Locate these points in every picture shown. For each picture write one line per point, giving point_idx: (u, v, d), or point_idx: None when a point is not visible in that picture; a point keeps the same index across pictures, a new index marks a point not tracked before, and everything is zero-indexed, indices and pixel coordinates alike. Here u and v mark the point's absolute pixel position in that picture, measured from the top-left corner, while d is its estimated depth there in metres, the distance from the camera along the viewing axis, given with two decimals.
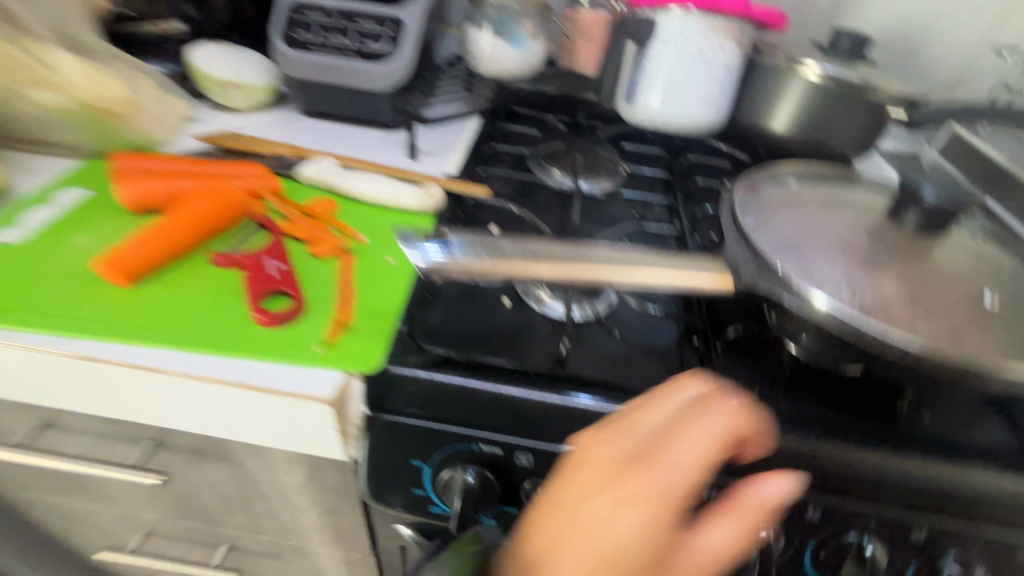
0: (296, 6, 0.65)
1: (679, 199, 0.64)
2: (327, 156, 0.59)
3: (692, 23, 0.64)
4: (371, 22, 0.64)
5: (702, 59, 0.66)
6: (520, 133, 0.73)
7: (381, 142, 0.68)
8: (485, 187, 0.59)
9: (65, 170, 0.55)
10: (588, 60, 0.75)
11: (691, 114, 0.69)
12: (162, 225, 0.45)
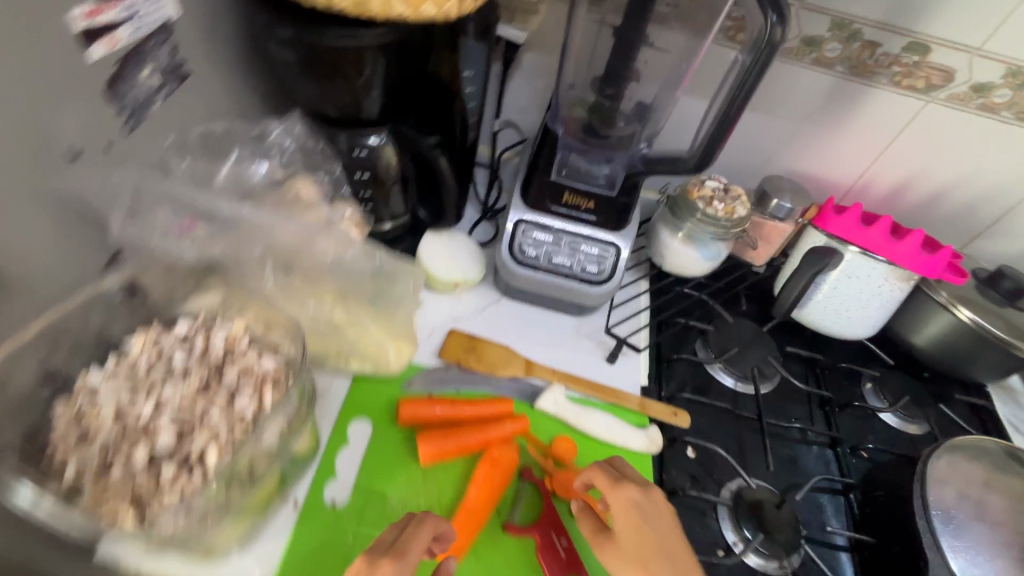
0: (522, 223, 0.69)
1: (833, 424, 0.74)
2: (553, 380, 0.67)
3: (878, 267, 0.72)
4: (591, 248, 0.69)
5: (881, 297, 0.74)
6: (687, 327, 0.79)
7: (578, 341, 0.75)
8: (685, 416, 0.69)
9: (342, 393, 0.62)
10: (761, 257, 0.82)
11: (852, 331, 0.78)
12: (469, 501, 0.55)
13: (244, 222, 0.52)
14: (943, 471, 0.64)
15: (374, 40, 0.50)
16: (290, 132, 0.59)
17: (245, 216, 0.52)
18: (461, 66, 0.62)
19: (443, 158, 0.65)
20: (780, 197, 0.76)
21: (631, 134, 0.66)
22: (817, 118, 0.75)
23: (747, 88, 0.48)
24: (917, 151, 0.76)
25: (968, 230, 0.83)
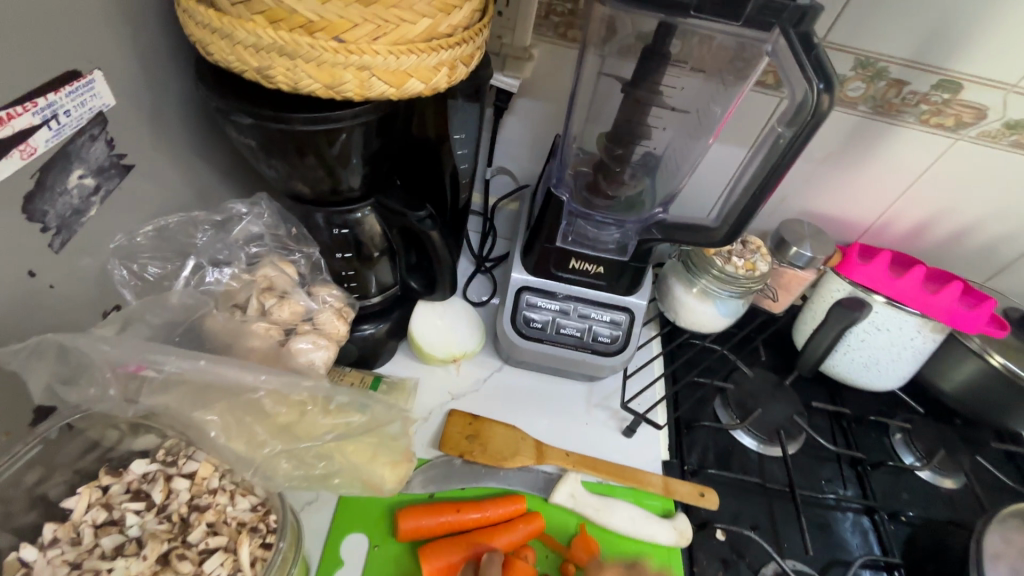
0: (524, 291, 0.63)
1: (868, 487, 0.68)
2: (565, 464, 0.60)
3: (910, 320, 0.66)
4: (602, 315, 0.63)
5: (907, 348, 0.69)
6: (704, 386, 0.74)
7: (591, 413, 0.68)
8: (715, 496, 0.61)
9: (332, 504, 0.55)
10: (780, 305, 0.77)
11: (881, 383, 0.73)
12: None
13: (194, 373, 0.41)
14: (996, 546, 0.58)
15: (353, 121, 0.44)
16: (258, 219, 0.55)
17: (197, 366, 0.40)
18: (451, 129, 0.58)
19: (435, 231, 0.56)
20: (800, 244, 0.69)
21: (641, 194, 0.61)
22: (833, 158, 0.70)
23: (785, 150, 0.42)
24: (941, 188, 0.71)
25: (994, 266, 0.78)
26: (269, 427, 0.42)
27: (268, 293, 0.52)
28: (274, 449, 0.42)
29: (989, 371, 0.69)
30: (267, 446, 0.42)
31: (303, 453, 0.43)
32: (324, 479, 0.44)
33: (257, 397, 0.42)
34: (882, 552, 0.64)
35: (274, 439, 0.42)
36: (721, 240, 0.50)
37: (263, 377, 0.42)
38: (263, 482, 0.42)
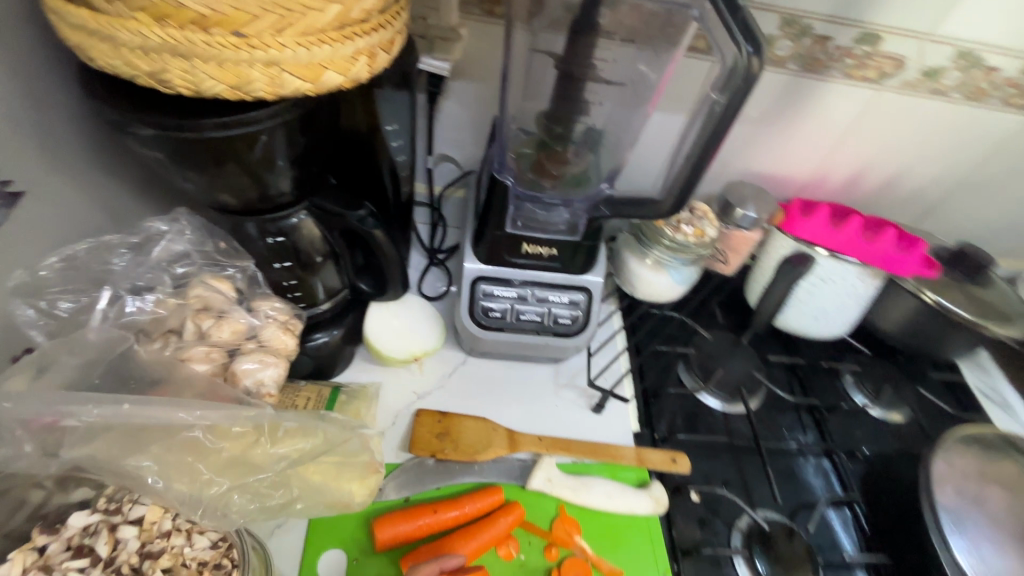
0: (479, 281, 0.61)
1: (826, 432, 0.72)
2: (538, 450, 0.60)
3: (852, 268, 0.69)
4: (560, 297, 0.62)
5: (851, 294, 0.71)
6: (666, 354, 0.75)
7: (560, 394, 0.68)
8: (685, 460, 0.63)
9: (302, 524, 0.53)
10: (731, 267, 0.79)
11: (830, 331, 0.76)
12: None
13: (117, 420, 0.38)
14: (943, 471, 0.62)
15: (271, 121, 0.40)
16: (180, 236, 0.51)
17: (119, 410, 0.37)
18: (382, 120, 0.55)
19: (378, 229, 0.53)
20: (744, 205, 0.71)
21: (586, 171, 0.60)
22: (768, 118, 0.72)
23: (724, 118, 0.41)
24: (870, 138, 0.73)
25: (921, 208, 0.82)
26: (213, 465, 0.40)
27: (201, 314, 0.49)
28: (225, 487, 0.40)
29: (925, 308, 0.73)
30: (215, 485, 0.40)
31: (256, 485, 0.42)
32: (286, 506, 0.43)
33: (200, 430, 0.39)
34: (843, 490, 0.67)
35: (223, 476, 0.40)
36: (668, 212, 0.50)
37: (199, 414, 0.39)
38: (218, 523, 0.40)
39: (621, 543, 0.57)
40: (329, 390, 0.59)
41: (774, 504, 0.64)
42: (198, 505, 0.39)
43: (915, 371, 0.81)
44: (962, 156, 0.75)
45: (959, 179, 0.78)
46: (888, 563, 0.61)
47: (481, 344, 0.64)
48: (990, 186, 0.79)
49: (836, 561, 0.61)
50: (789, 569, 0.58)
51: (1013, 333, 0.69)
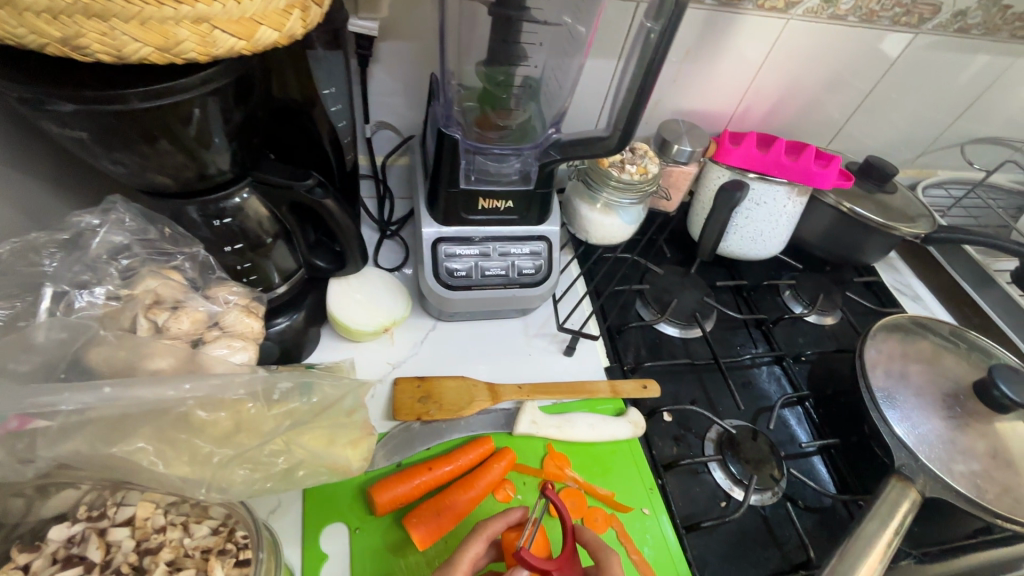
0: (440, 242, 0.61)
1: (773, 342, 0.79)
2: (519, 397, 0.62)
3: (780, 189, 0.75)
4: (521, 249, 0.63)
5: (782, 214, 0.78)
6: (625, 293, 0.78)
7: (532, 344, 0.70)
8: (656, 384, 0.67)
9: (298, 503, 0.53)
10: (673, 203, 0.84)
11: (767, 251, 0.82)
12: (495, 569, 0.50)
13: (102, 404, 0.36)
14: (874, 357, 0.69)
15: (202, 88, 0.38)
16: (119, 226, 0.49)
17: (102, 393, 0.36)
18: (318, 85, 0.53)
19: (329, 199, 0.52)
20: (680, 141, 0.75)
21: (530, 121, 0.61)
22: (692, 56, 0.75)
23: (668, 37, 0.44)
24: (782, 68, 0.79)
25: (830, 130, 0.90)
26: (209, 438, 0.39)
27: (155, 308, 0.47)
28: (223, 458, 0.39)
29: (844, 218, 0.80)
30: (215, 456, 0.39)
31: (256, 455, 0.41)
32: (289, 473, 0.42)
33: (186, 411, 0.38)
34: (794, 389, 0.74)
35: (224, 447, 0.39)
36: (615, 148, 0.52)
37: (188, 386, 0.38)
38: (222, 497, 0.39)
39: (610, 469, 0.61)
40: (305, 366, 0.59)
41: (737, 411, 0.70)
42: (199, 484, 0.38)
43: (840, 278, 0.90)
44: (862, 77, 0.82)
45: (861, 99, 0.86)
46: (838, 445, 0.68)
47: (448, 308, 0.64)
48: (887, 103, 0.87)
49: (795, 452, 0.68)
50: (757, 465, 0.63)
51: (918, 231, 0.79)
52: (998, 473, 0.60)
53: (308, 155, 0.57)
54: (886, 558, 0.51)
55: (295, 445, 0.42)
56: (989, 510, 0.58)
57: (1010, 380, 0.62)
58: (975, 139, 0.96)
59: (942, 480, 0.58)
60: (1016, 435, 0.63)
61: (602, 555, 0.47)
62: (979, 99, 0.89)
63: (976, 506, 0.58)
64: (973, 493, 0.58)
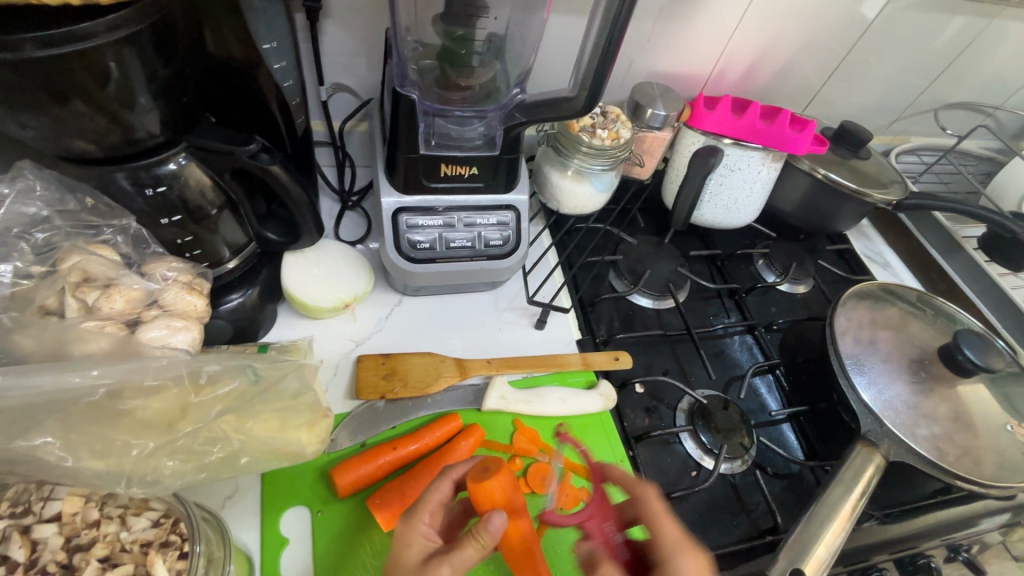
0: (400, 213, 0.57)
1: (747, 311, 0.78)
2: (487, 372, 0.60)
3: (755, 155, 0.73)
4: (487, 219, 0.60)
5: (756, 181, 0.76)
6: (598, 265, 0.77)
7: (502, 318, 0.68)
8: (628, 356, 0.66)
9: (255, 489, 0.51)
10: (647, 169, 0.81)
11: (741, 220, 0.81)
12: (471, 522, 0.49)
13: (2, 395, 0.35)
14: (844, 325, 0.69)
15: (110, 36, 0.34)
16: (29, 194, 0.45)
17: None
18: (256, 39, 0.48)
19: (275, 165, 0.48)
20: (654, 105, 0.71)
21: (495, 80, 0.58)
22: (666, 15, 0.72)
23: None
24: (758, 29, 0.76)
25: (807, 95, 0.88)
26: (126, 428, 0.38)
27: (85, 287, 0.43)
28: (149, 447, 0.38)
29: (819, 185, 0.79)
30: (136, 448, 0.37)
31: (187, 444, 0.39)
32: (229, 460, 0.41)
33: (89, 401, 0.37)
34: (766, 357, 0.74)
35: (146, 438, 0.38)
36: (581, 110, 0.49)
37: (98, 371, 0.38)
38: (152, 491, 0.38)
39: (581, 442, 0.60)
40: (257, 347, 0.55)
41: (708, 381, 0.70)
42: (120, 477, 0.37)
43: (813, 247, 0.89)
44: (840, 38, 0.80)
45: (838, 62, 0.84)
46: (807, 412, 0.68)
47: (412, 282, 0.61)
48: (863, 66, 0.85)
49: (765, 421, 0.69)
50: (728, 434, 0.63)
51: (891, 198, 0.78)
52: (959, 436, 0.61)
53: (252, 118, 0.53)
54: (850, 522, 0.51)
55: (228, 438, 0.41)
56: (952, 473, 0.59)
57: (973, 345, 0.63)
58: (949, 104, 0.95)
59: (908, 444, 0.59)
60: (977, 398, 0.64)
61: (639, 493, 0.45)
62: (954, 62, 0.88)
63: (939, 469, 0.59)
64: (936, 456, 0.59)
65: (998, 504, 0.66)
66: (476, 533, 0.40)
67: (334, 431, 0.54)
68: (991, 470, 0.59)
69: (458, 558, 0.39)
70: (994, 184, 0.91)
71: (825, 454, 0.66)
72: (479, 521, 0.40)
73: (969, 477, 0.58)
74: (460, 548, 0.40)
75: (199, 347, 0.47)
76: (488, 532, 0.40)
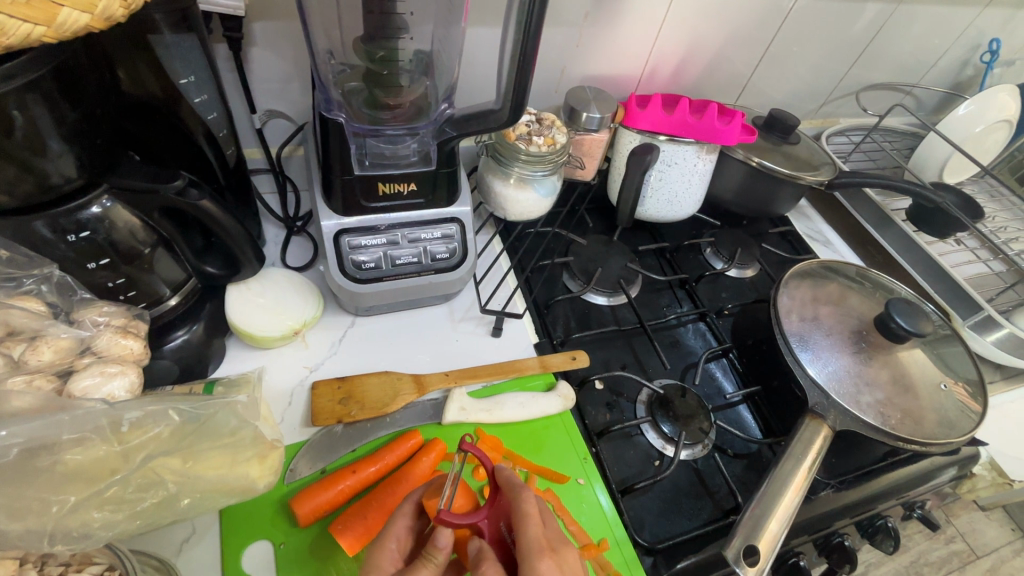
0: (343, 234, 0.57)
1: (698, 299, 0.81)
2: (445, 385, 0.61)
3: (689, 148, 0.76)
4: (432, 233, 0.60)
5: (693, 173, 0.78)
6: (551, 269, 0.78)
7: (458, 329, 0.68)
8: (584, 355, 0.67)
9: (213, 529, 0.49)
10: (590, 171, 0.83)
11: (684, 212, 0.83)
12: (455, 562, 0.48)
13: None
14: (788, 304, 0.72)
15: (6, 86, 0.33)
16: None
17: None
18: (172, 74, 0.47)
19: (205, 200, 0.47)
20: (588, 109, 0.73)
21: (424, 96, 0.59)
22: (592, 19, 0.74)
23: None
24: (681, 28, 0.79)
25: (737, 86, 0.92)
26: (47, 485, 0.37)
27: (9, 341, 0.43)
28: (71, 502, 0.37)
29: (754, 172, 0.82)
30: (57, 504, 0.37)
31: (118, 493, 0.39)
32: (169, 502, 0.41)
33: (10, 461, 0.36)
34: (718, 343, 0.77)
35: (68, 492, 0.37)
36: (508, 120, 0.50)
37: (8, 432, 0.36)
38: (80, 546, 0.37)
39: (545, 445, 0.61)
40: (205, 386, 0.54)
41: (665, 370, 0.72)
42: (41, 536, 0.36)
43: (757, 231, 0.93)
44: (761, 30, 0.84)
45: (763, 53, 0.88)
46: (760, 392, 0.71)
47: (363, 303, 0.61)
48: (786, 55, 0.89)
49: (722, 404, 0.71)
50: (687, 421, 0.65)
51: (822, 178, 0.82)
52: (900, 401, 0.64)
53: (177, 152, 0.52)
54: (801, 493, 0.53)
55: (163, 481, 0.41)
56: (898, 435, 0.61)
57: (904, 312, 0.66)
58: (870, 85, 1.00)
59: (854, 413, 0.62)
60: (913, 361, 0.68)
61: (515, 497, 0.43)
62: (869, 46, 0.93)
63: (886, 434, 0.61)
64: (881, 422, 0.62)
65: (946, 459, 0.70)
66: (427, 553, 0.40)
67: (291, 461, 0.54)
68: (932, 427, 0.63)
69: None
70: (917, 157, 0.97)
71: (780, 429, 0.69)
72: (430, 540, 0.41)
73: (911, 438, 0.62)
74: (415, 570, 0.40)
75: (139, 391, 0.46)
76: (437, 548, 0.40)
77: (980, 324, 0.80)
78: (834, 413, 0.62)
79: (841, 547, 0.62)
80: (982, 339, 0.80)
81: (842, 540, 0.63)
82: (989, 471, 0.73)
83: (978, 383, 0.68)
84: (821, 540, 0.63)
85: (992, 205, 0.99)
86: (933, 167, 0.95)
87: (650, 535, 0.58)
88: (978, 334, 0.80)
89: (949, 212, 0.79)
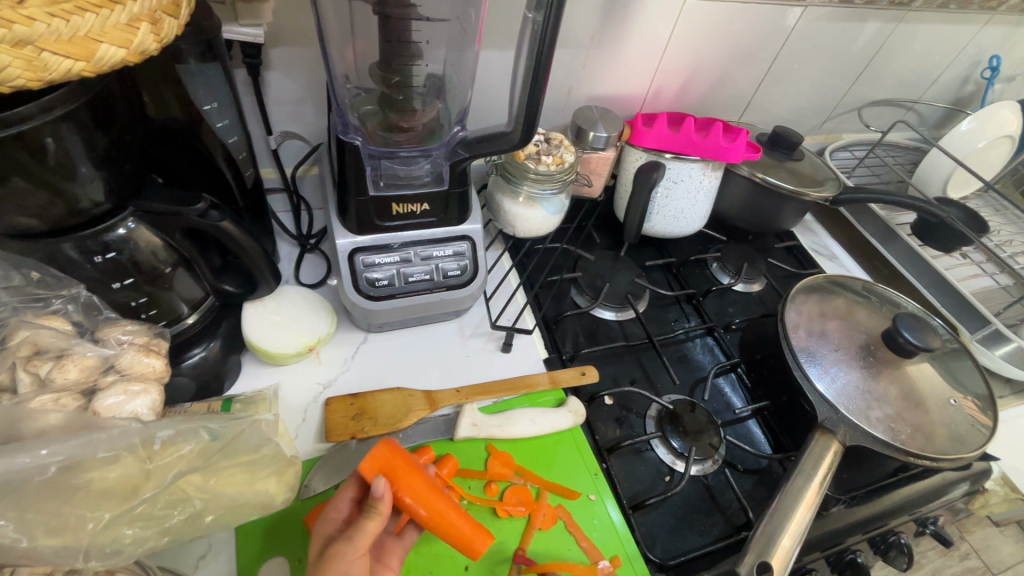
0: (357, 253, 0.58)
1: (705, 313, 0.81)
2: (456, 401, 0.61)
3: (695, 166, 0.77)
4: (443, 251, 0.62)
5: (699, 191, 0.80)
6: (561, 285, 0.79)
7: (469, 344, 0.69)
8: (594, 370, 0.67)
9: (230, 546, 0.50)
10: (597, 188, 0.84)
11: (689, 228, 0.84)
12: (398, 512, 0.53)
13: None
14: (795, 318, 0.72)
15: (46, 117, 0.35)
16: None
17: None
18: (197, 101, 0.49)
19: (226, 220, 0.49)
20: (595, 128, 0.75)
21: (437, 119, 0.60)
22: (599, 41, 0.76)
23: (553, 28, 0.44)
24: (686, 49, 0.81)
25: (741, 104, 0.94)
26: (80, 502, 0.38)
27: (37, 360, 0.44)
28: (104, 519, 0.38)
29: (759, 188, 0.83)
30: (92, 521, 0.38)
31: (147, 510, 0.40)
32: (194, 519, 0.42)
33: (44, 479, 0.37)
34: (726, 357, 0.77)
35: (101, 509, 0.38)
36: (520, 141, 0.52)
37: (46, 451, 0.37)
38: (112, 562, 0.38)
39: (555, 461, 0.61)
40: (221, 402, 0.55)
41: (673, 385, 0.73)
42: (76, 553, 0.37)
43: (763, 246, 0.94)
44: (764, 49, 0.85)
45: (766, 72, 0.90)
46: (770, 407, 0.71)
47: (375, 319, 0.62)
48: (789, 73, 0.91)
49: (731, 419, 0.72)
50: (696, 436, 0.65)
51: (826, 194, 0.83)
52: (911, 416, 0.64)
53: (198, 176, 0.54)
54: (814, 508, 0.53)
55: (188, 497, 0.42)
56: (909, 451, 0.61)
57: (912, 327, 0.67)
58: (872, 102, 1.02)
59: (865, 428, 0.62)
60: (921, 375, 0.68)
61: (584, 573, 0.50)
62: (870, 64, 0.94)
63: (897, 450, 0.61)
64: (893, 439, 0.62)
65: (957, 473, 0.70)
66: (368, 508, 0.43)
67: (306, 477, 0.54)
68: (943, 442, 0.63)
69: (357, 536, 0.43)
70: (919, 172, 0.98)
71: (790, 444, 0.69)
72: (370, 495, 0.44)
73: (922, 453, 0.62)
74: (359, 525, 0.43)
75: (161, 409, 0.47)
76: (376, 498, 0.43)
77: (990, 338, 0.80)
78: (846, 427, 0.62)
79: (855, 564, 0.61)
80: (992, 350, 0.80)
81: (855, 557, 0.61)
82: (1002, 487, 0.72)
83: (988, 397, 0.68)
84: (834, 557, 0.62)
85: (996, 219, 0.99)
86: (938, 180, 0.95)
87: (662, 551, 0.58)
88: (988, 348, 0.80)
89: (955, 228, 0.79)
